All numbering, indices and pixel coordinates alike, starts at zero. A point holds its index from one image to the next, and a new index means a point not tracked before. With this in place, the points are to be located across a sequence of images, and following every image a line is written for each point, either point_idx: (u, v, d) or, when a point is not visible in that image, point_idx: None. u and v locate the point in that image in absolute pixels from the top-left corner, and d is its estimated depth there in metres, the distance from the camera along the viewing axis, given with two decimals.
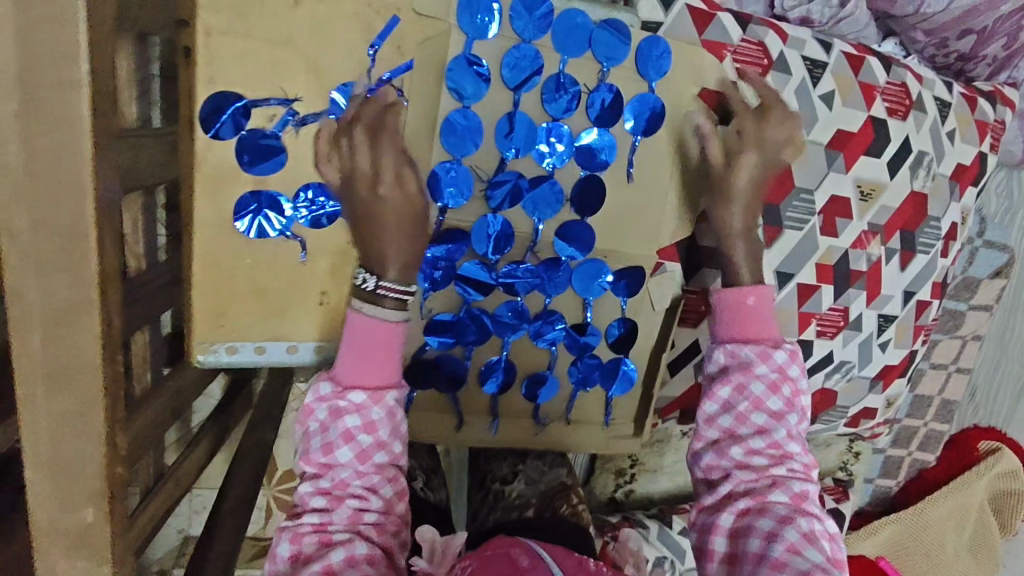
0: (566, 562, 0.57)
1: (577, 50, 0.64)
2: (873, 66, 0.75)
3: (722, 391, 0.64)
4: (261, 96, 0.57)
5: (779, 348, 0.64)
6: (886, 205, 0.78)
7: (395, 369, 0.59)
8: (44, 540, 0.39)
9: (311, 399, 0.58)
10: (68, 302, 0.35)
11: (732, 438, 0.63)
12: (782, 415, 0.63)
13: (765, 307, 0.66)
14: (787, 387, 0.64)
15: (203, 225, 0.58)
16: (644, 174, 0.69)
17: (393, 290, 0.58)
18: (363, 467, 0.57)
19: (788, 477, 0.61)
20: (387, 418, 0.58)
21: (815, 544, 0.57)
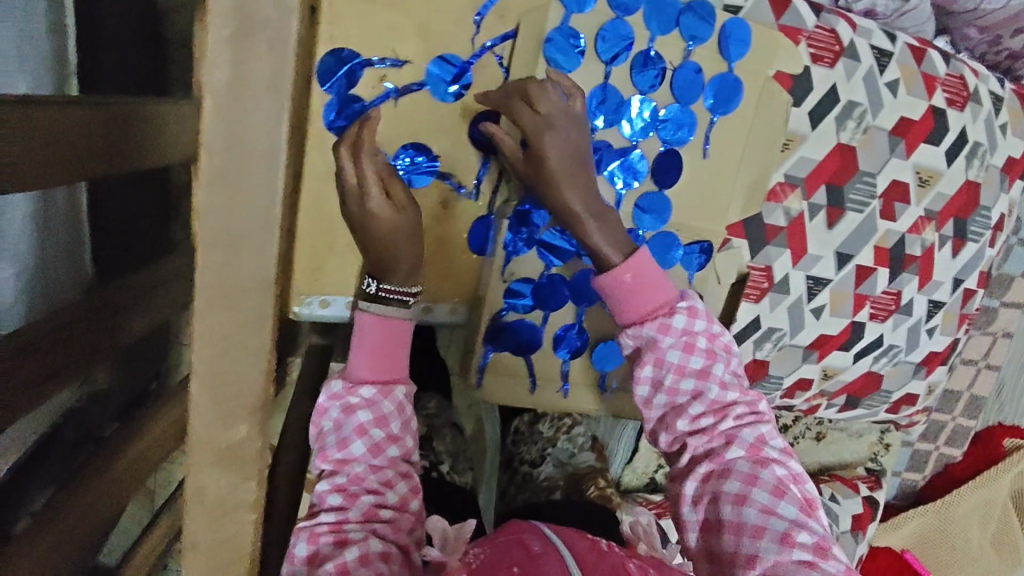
0: (578, 545, 0.55)
1: (666, 28, 0.66)
2: (935, 58, 0.79)
3: (645, 373, 0.63)
4: (374, 57, 0.60)
5: (674, 313, 0.62)
6: (942, 192, 0.82)
7: (401, 366, 0.63)
8: (200, 453, 0.42)
9: (323, 399, 0.61)
10: (253, 218, 0.38)
11: (675, 411, 0.62)
12: (708, 372, 0.62)
13: (648, 274, 0.63)
14: (701, 341, 0.62)
15: (310, 178, 0.62)
16: (720, 150, 0.71)
17: (394, 291, 0.63)
18: (376, 460, 0.59)
19: (737, 427, 0.59)
20: (398, 412, 0.62)
21: (787, 496, 0.55)
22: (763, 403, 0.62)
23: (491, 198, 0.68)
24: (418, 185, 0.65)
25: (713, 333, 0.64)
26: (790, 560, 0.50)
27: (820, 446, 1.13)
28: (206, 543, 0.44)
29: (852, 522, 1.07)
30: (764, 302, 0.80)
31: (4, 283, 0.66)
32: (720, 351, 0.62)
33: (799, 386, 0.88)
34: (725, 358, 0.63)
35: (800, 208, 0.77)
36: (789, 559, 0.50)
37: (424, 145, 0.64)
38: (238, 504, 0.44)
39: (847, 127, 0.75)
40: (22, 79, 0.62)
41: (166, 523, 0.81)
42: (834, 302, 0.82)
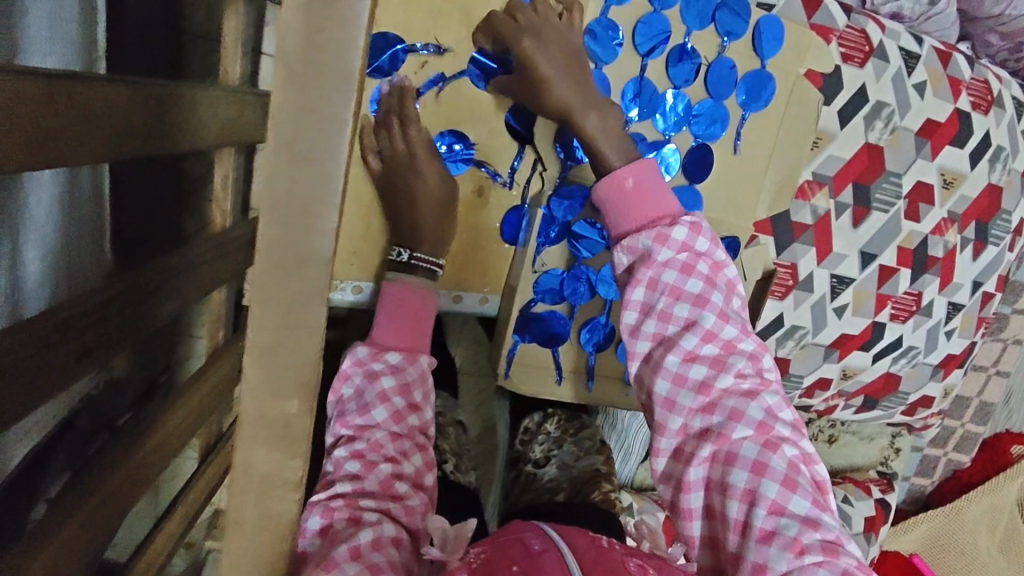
0: (578, 542, 0.54)
1: (702, 23, 0.67)
2: (960, 61, 0.79)
3: (635, 296, 0.59)
4: (417, 44, 0.61)
5: (674, 224, 0.59)
6: (965, 195, 0.83)
7: (424, 338, 0.64)
8: (249, 428, 0.41)
9: (347, 364, 0.60)
10: (308, 194, 0.35)
11: (665, 346, 0.58)
12: (706, 298, 0.58)
13: (649, 182, 0.61)
14: (700, 262, 0.59)
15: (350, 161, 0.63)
16: (751, 146, 0.72)
17: (425, 261, 0.65)
18: (396, 428, 0.59)
19: (736, 385, 0.56)
20: (420, 381, 0.62)
21: (797, 489, 0.52)
22: (765, 356, 0.59)
23: (524, 188, 0.69)
24: (461, 171, 0.67)
25: (715, 260, 0.60)
26: (801, 569, 0.48)
27: (832, 449, 1.13)
28: (250, 521, 0.42)
29: (865, 525, 1.07)
30: (788, 300, 0.80)
31: (29, 267, 0.61)
32: (722, 280, 0.59)
33: (818, 385, 0.88)
34: (725, 291, 0.60)
35: (827, 206, 0.77)
36: (799, 565, 0.48)
37: (461, 131, 0.65)
38: (283, 482, 0.42)
39: (874, 128, 0.76)
40: (52, 60, 0.58)
41: (180, 514, 0.79)
42: (857, 301, 0.83)
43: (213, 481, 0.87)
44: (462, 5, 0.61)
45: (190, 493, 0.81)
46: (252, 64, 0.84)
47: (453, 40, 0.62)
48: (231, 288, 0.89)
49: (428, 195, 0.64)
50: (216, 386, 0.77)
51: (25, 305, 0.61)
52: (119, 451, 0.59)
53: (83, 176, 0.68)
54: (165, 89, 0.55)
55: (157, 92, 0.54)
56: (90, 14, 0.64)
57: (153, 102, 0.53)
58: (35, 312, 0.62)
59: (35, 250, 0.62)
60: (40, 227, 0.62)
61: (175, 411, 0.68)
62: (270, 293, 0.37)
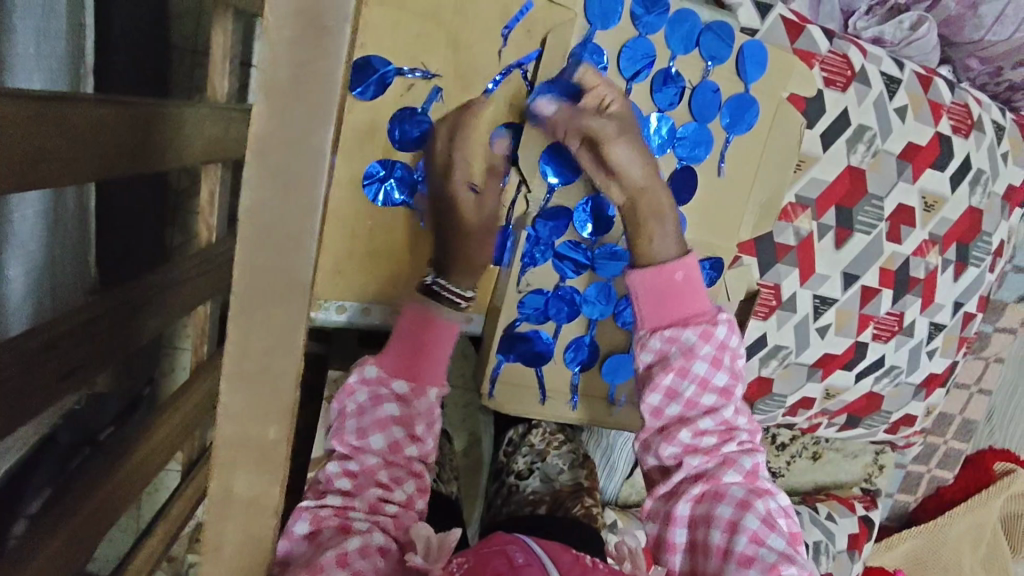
0: (562, 559, 0.55)
1: (686, 47, 0.68)
2: (940, 86, 0.81)
3: (664, 379, 0.62)
4: (404, 66, 0.60)
5: (718, 323, 0.63)
6: (946, 217, 0.83)
7: (436, 370, 0.62)
8: (227, 454, 0.40)
9: (353, 380, 0.59)
10: (288, 230, 0.35)
11: (682, 422, 0.62)
12: (729, 391, 0.63)
13: (695, 280, 0.65)
14: (728, 357, 0.63)
15: (336, 182, 0.62)
16: (734, 168, 0.73)
17: (448, 288, 0.64)
18: (392, 456, 0.58)
19: (738, 453, 0.62)
20: (425, 414, 0.60)
21: (775, 528, 0.58)
22: (760, 433, 0.65)
23: (510, 209, 0.68)
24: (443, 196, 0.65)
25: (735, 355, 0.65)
26: None
27: (816, 465, 1.13)
28: (229, 546, 0.42)
29: (849, 542, 1.07)
30: (771, 320, 0.81)
31: (12, 285, 0.62)
32: (741, 373, 0.64)
33: (802, 404, 0.88)
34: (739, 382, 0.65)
35: (810, 228, 0.78)
36: None
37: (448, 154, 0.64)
38: (263, 508, 0.42)
39: (857, 151, 0.77)
40: (38, 78, 0.58)
41: (162, 530, 0.78)
42: (839, 322, 0.83)
43: (195, 498, 0.86)
44: (450, 27, 0.60)
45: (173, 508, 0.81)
46: (239, 78, 0.83)
47: (440, 63, 0.61)
48: (217, 302, 0.88)
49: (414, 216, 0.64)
50: (200, 403, 0.77)
51: (11, 323, 0.62)
52: (100, 470, 0.58)
53: (69, 196, 0.67)
54: (151, 109, 0.55)
55: (143, 112, 0.53)
56: (78, 29, 0.63)
57: (139, 122, 0.53)
58: (22, 329, 0.63)
59: (18, 266, 0.62)
60: (23, 244, 0.62)
61: (160, 428, 0.68)
62: (254, 324, 0.37)
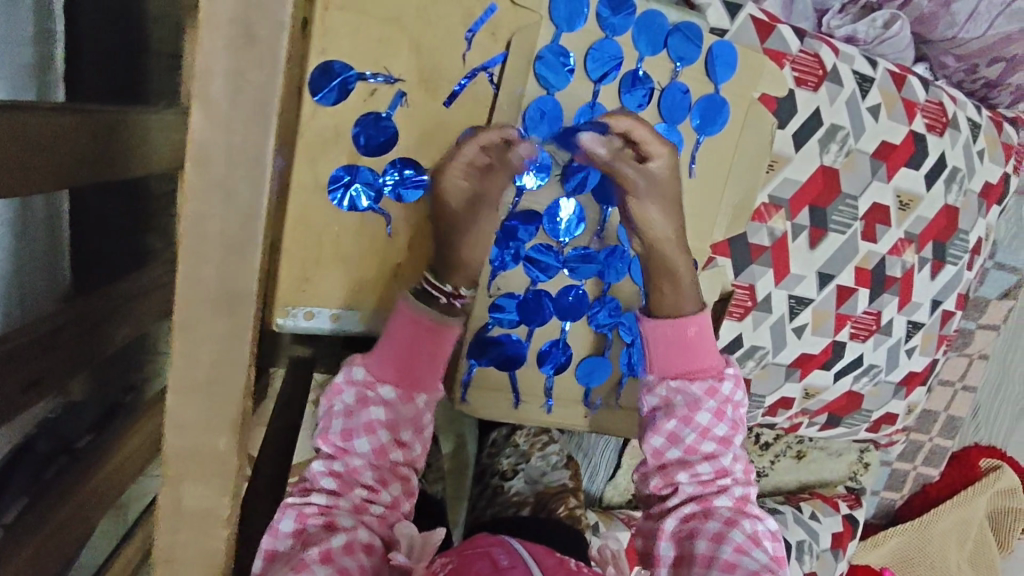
0: (546, 560, 0.56)
1: (654, 49, 0.67)
2: (914, 84, 0.81)
3: (667, 424, 0.69)
4: (367, 71, 0.59)
5: (724, 379, 0.69)
6: (922, 216, 0.83)
7: (425, 375, 0.65)
8: (178, 465, 0.40)
9: (342, 380, 0.63)
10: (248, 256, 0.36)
11: (682, 462, 0.68)
12: (728, 439, 0.69)
13: (706, 337, 0.71)
14: (730, 409, 0.69)
15: (301, 188, 0.61)
16: (706, 169, 0.72)
17: (438, 288, 0.65)
18: (378, 460, 0.61)
19: (731, 484, 0.68)
20: (412, 420, 0.64)
21: (757, 544, 0.64)
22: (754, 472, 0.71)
23: None
24: (409, 200, 0.65)
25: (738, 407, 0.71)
26: None
27: (800, 465, 1.13)
28: (182, 558, 0.42)
29: (832, 541, 1.07)
30: (746, 321, 0.80)
31: None
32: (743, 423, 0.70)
33: (780, 404, 0.88)
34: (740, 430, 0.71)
35: (784, 228, 0.78)
36: None
37: (415, 158, 0.63)
38: (215, 519, 0.42)
39: (829, 150, 0.77)
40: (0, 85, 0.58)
41: (139, 538, 0.78)
42: (816, 321, 0.83)
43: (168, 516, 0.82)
44: (413, 32, 0.60)
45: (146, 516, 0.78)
46: None
47: (404, 68, 0.61)
48: None
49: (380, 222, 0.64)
50: None
51: None
52: (67, 483, 0.56)
53: (35, 205, 0.69)
54: (115, 114, 0.54)
55: (105, 119, 0.53)
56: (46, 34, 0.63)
57: (102, 128, 0.52)
58: None
59: None
60: None
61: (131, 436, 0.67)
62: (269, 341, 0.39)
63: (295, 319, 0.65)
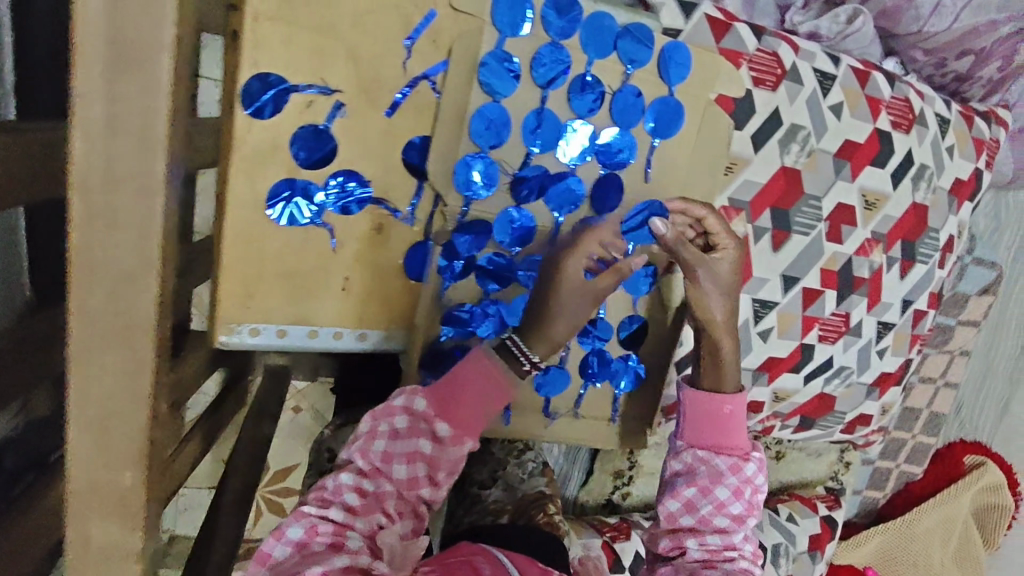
0: (526, 568, 0.59)
1: (603, 52, 0.66)
2: (879, 81, 0.79)
3: (686, 491, 0.68)
4: (302, 83, 0.58)
5: (748, 460, 0.69)
6: (889, 215, 0.81)
7: (477, 420, 0.64)
8: (85, 500, 0.39)
9: (400, 403, 0.62)
10: (139, 273, 0.36)
11: (692, 531, 0.68)
12: (741, 519, 0.68)
13: (740, 416, 0.70)
14: (749, 491, 0.69)
15: (238, 204, 0.59)
16: (661, 173, 0.71)
17: (519, 346, 0.66)
18: (406, 492, 0.60)
19: (737, 558, 0.67)
20: (452, 463, 0.62)
21: None
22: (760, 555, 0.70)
23: (427, 224, 0.66)
24: (353, 213, 0.63)
25: (758, 492, 0.70)
26: None
27: (780, 466, 1.11)
28: None
29: (810, 543, 1.06)
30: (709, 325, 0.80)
31: None
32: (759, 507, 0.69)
33: (749, 408, 0.86)
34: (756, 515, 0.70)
35: (745, 231, 0.76)
36: None
37: (358, 171, 0.62)
38: (126, 555, 0.41)
39: (790, 151, 0.75)
40: None
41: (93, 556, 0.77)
42: (782, 325, 0.81)
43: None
44: (348, 41, 0.58)
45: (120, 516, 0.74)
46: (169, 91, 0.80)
47: (340, 79, 0.59)
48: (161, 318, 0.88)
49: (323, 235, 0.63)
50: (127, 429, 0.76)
51: None
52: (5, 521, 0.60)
53: None
54: (45, 133, 0.53)
55: (31, 139, 0.51)
56: None
57: (28, 149, 0.51)
58: None
59: None
60: None
61: None
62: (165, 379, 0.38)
63: (236, 335, 0.63)
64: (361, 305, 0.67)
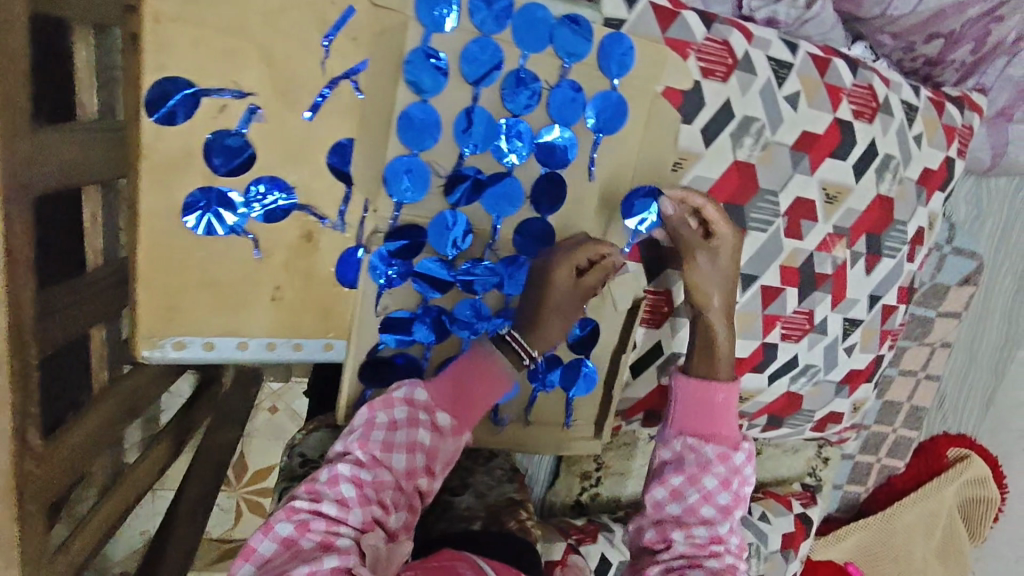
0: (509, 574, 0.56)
1: (538, 45, 0.62)
2: (840, 68, 0.76)
3: (673, 479, 0.65)
4: (214, 87, 0.55)
5: (738, 450, 0.66)
6: (852, 208, 0.78)
7: (472, 413, 0.65)
8: None
9: (399, 395, 0.63)
10: None
11: (678, 523, 0.64)
12: (730, 510, 0.64)
13: (733, 405, 0.68)
14: (738, 482, 0.65)
15: (152, 213, 0.57)
16: (606, 171, 0.68)
17: (517, 340, 0.66)
18: (404, 482, 0.60)
19: (725, 555, 0.63)
20: (447, 455, 0.63)
21: None
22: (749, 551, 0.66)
23: (357, 230, 0.64)
24: (278, 220, 0.61)
25: (748, 484, 0.67)
26: None
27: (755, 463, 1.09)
28: None
29: (783, 542, 1.03)
30: (665, 326, 0.79)
31: None
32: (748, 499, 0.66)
33: None
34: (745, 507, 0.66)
35: None
36: None
37: (280, 177, 0.60)
38: None
39: (743, 144, 0.72)
40: None
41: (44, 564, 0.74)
42: (741, 324, 0.78)
43: (119, 511, 0.77)
44: (259, 40, 0.55)
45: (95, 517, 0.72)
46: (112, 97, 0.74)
47: (255, 82, 0.56)
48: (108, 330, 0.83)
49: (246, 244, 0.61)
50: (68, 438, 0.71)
51: None
52: None
53: None
54: None
55: None
56: None
57: None
58: None
59: None
60: None
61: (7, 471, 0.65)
62: None
63: (158, 349, 0.61)
64: (293, 314, 0.65)
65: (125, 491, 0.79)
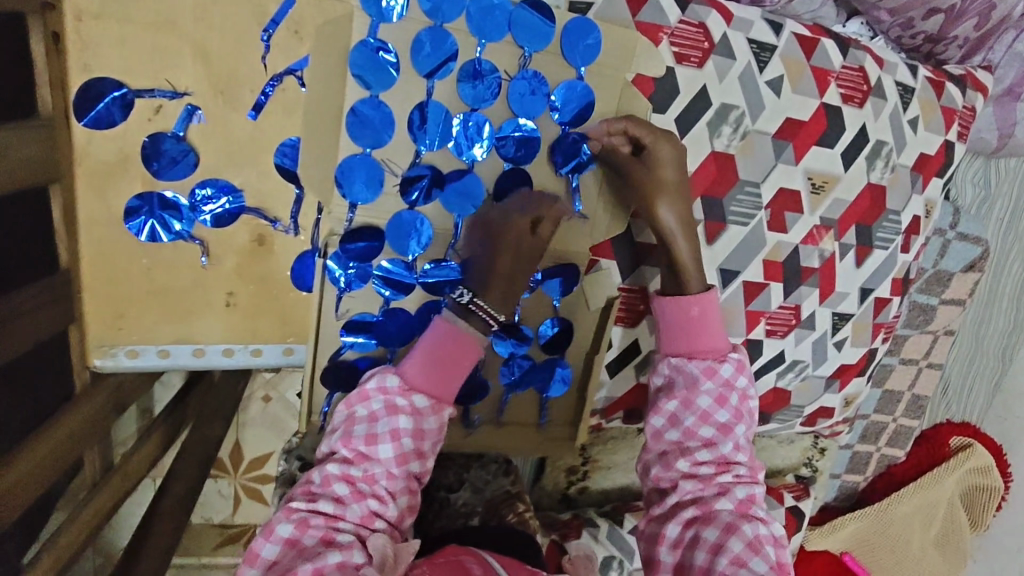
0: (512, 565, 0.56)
1: (496, 34, 0.59)
2: (828, 48, 0.71)
3: (667, 405, 0.66)
4: (145, 86, 0.53)
5: (724, 361, 0.66)
6: (840, 199, 0.75)
7: (453, 387, 0.62)
8: None
9: (373, 386, 0.60)
10: None
11: (681, 451, 0.64)
12: (729, 428, 0.65)
13: (712, 314, 0.66)
14: (734, 397, 0.65)
15: (92, 220, 0.55)
16: None
17: (483, 309, 0.62)
18: (395, 470, 0.58)
19: (733, 484, 0.63)
20: (435, 432, 0.61)
21: (760, 552, 0.58)
22: (761, 471, 0.66)
23: (312, 233, 0.61)
24: (226, 225, 0.59)
25: (745, 394, 0.67)
26: None
27: None
28: None
29: None
30: (640, 325, 0.78)
31: None
32: (748, 412, 0.66)
33: None
34: (747, 421, 0.66)
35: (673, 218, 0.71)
36: None
37: (223, 179, 0.57)
38: None
39: (721, 134, 0.69)
40: None
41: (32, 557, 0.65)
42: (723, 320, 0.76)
43: (105, 509, 0.75)
44: (191, 35, 0.52)
45: (84, 511, 0.71)
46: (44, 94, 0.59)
47: (191, 81, 0.54)
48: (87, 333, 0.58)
49: (194, 249, 0.59)
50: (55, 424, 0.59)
51: None
52: None
53: None
54: None
55: None
56: None
57: None
58: None
59: None
60: None
61: None
62: None
63: (110, 357, 0.60)
64: (248, 321, 0.63)
65: (115, 486, 0.77)
